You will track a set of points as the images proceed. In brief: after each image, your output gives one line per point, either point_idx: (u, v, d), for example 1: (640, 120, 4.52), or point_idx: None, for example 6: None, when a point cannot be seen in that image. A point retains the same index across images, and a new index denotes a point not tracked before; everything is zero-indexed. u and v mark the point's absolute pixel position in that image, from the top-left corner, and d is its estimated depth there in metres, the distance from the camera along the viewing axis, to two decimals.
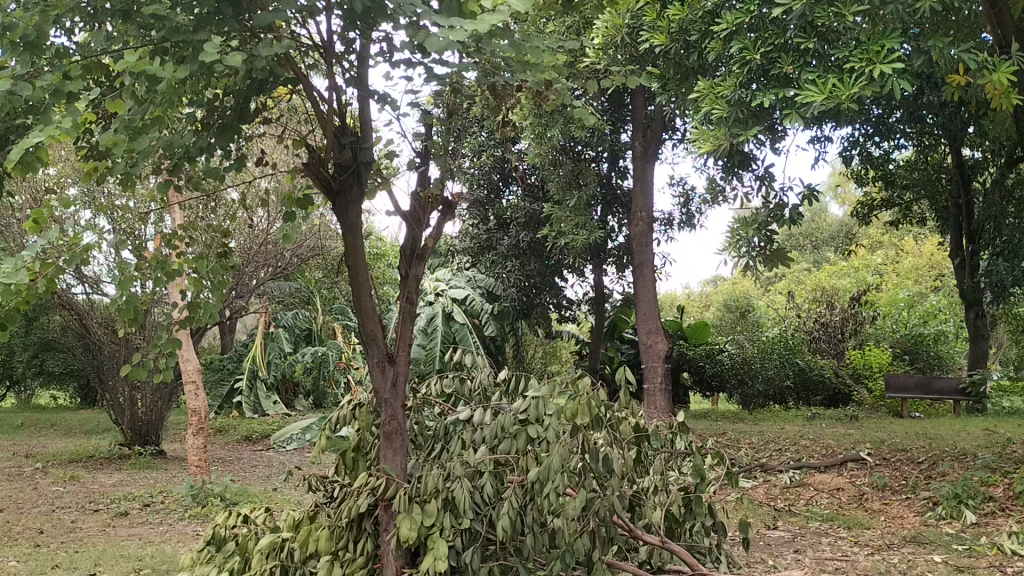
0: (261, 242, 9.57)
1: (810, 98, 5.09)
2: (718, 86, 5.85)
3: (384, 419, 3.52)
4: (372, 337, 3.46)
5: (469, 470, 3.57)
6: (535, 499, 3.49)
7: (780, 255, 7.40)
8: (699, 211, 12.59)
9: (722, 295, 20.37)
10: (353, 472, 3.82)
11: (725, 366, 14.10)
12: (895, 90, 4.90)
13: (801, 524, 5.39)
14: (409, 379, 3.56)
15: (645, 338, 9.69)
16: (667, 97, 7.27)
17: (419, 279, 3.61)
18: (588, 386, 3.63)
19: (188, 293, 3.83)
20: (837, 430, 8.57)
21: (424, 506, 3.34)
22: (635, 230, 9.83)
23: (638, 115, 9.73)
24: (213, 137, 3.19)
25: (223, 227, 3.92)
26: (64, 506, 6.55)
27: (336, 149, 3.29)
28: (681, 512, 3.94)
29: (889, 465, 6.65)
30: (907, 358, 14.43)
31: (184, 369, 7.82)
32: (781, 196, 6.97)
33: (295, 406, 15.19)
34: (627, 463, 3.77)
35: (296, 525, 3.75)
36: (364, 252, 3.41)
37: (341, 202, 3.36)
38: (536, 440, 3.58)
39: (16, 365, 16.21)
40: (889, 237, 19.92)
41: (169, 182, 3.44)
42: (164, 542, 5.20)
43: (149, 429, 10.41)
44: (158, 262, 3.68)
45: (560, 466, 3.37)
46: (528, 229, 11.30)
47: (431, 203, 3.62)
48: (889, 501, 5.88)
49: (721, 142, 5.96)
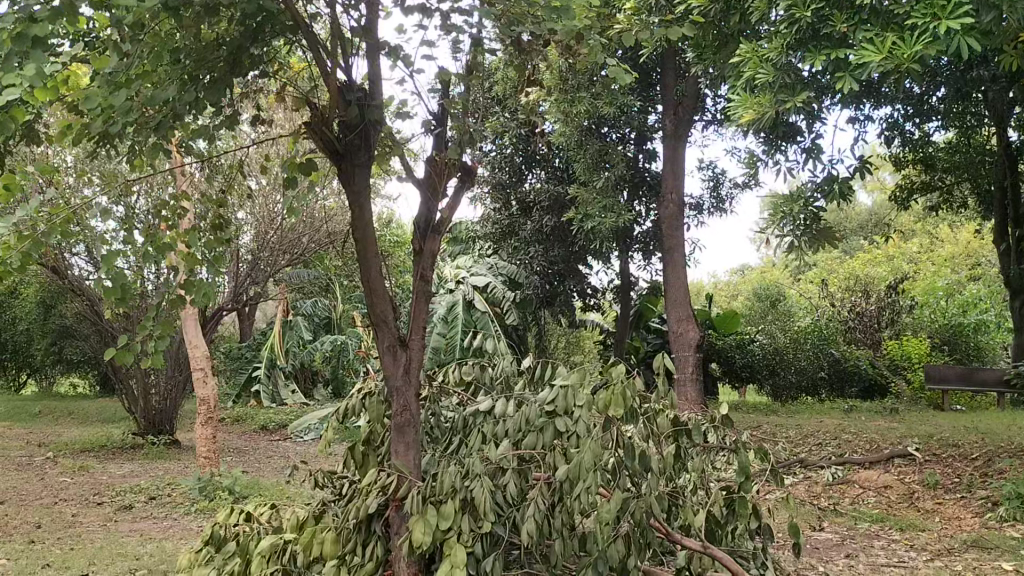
0: (277, 227, 9.25)
1: (867, 58, 4.60)
2: (763, 50, 5.44)
3: (395, 410, 3.16)
4: (381, 318, 3.10)
5: (490, 467, 3.20)
6: (564, 500, 3.11)
7: (826, 235, 6.92)
8: (730, 195, 12.16)
9: (751, 283, 19.93)
10: (362, 467, 3.46)
11: (757, 358, 13.76)
12: (963, 51, 4.38)
13: (850, 526, 5.01)
14: (423, 366, 3.20)
15: (676, 327, 9.27)
16: (703, 67, 6.86)
17: (434, 255, 3.24)
18: (623, 374, 3.25)
19: (182, 270, 3.48)
20: (881, 423, 8.13)
21: (440, 508, 2.98)
22: (665, 213, 9.38)
23: (669, 92, 9.29)
24: (201, 91, 2.78)
25: (220, 196, 3.55)
26: (68, 498, 6.28)
27: (341, 107, 2.89)
28: (722, 514, 3.61)
29: (940, 462, 6.21)
30: (946, 349, 13.87)
31: (192, 354, 7.53)
32: (829, 170, 6.51)
33: (314, 396, 14.96)
34: (664, 460, 3.38)
35: (300, 526, 3.37)
36: (374, 226, 3.03)
37: (347, 166, 2.97)
38: (565, 433, 3.19)
39: (34, 352, 16.05)
40: (923, 226, 19.39)
41: (159, 147, 3.03)
42: (166, 538, 4.91)
43: (163, 419, 10.12)
44: (147, 235, 3.31)
45: (592, 464, 3.00)
46: (551, 213, 10.89)
47: (448, 170, 3.23)
48: (942, 501, 5.47)
49: (765, 110, 5.50)
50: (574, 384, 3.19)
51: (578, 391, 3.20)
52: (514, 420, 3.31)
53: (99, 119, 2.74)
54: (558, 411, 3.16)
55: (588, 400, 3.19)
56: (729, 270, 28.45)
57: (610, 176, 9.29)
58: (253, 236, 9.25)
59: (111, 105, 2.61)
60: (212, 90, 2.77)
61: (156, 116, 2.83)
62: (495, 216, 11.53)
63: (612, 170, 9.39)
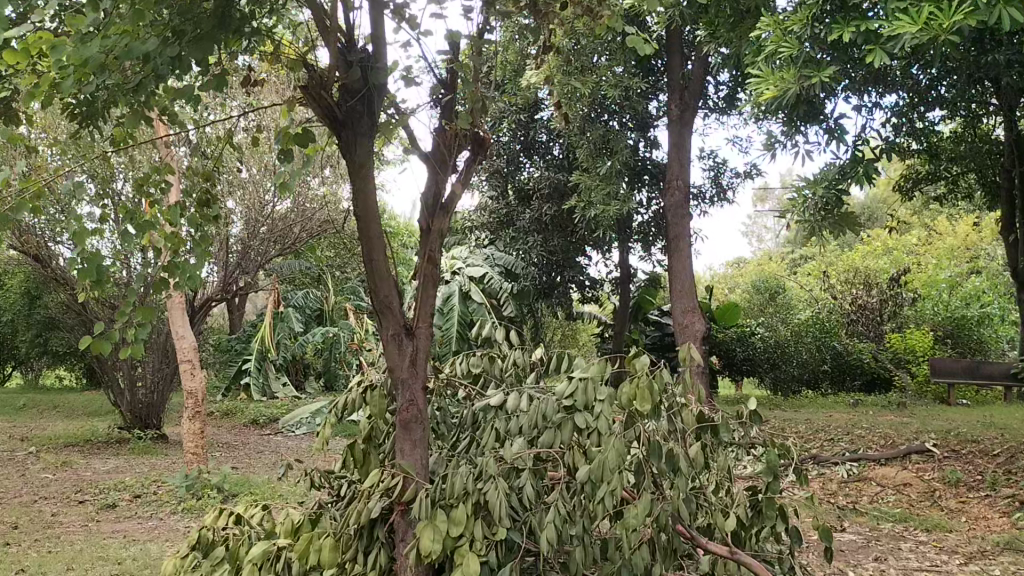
0: (268, 215, 8.93)
1: (901, 29, 4.29)
2: (786, 21, 5.16)
3: (401, 405, 2.90)
4: (386, 305, 2.83)
5: (504, 467, 2.93)
6: (585, 503, 2.84)
7: (847, 220, 6.61)
8: (731, 184, 11.92)
9: (749, 276, 19.70)
10: (363, 467, 3.16)
11: (757, 350, 13.79)
12: (1005, 21, 4.06)
13: (872, 526, 4.77)
14: (430, 356, 2.94)
15: (682, 319, 9.03)
16: (717, 45, 6.60)
17: (443, 234, 2.95)
18: (648, 366, 2.98)
19: (165, 249, 3.17)
20: (891, 418, 7.88)
21: (450, 513, 2.71)
22: (670, 201, 9.11)
23: (675, 76, 9.02)
24: (186, 48, 2.43)
25: (207, 169, 3.25)
26: (48, 496, 5.99)
27: (344, 68, 2.61)
28: (749, 516, 3.34)
29: (960, 458, 5.98)
30: (949, 343, 13.63)
31: (178, 345, 7.22)
32: (852, 150, 6.21)
33: (306, 389, 14.70)
34: (691, 458, 3.10)
35: (295, 531, 3.06)
36: (377, 201, 2.76)
37: (348, 135, 2.68)
38: (585, 430, 2.91)
39: (19, 344, 15.71)
40: (921, 219, 19.16)
41: (139, 113, 2.73)
42: (151, 540, 4.64)
43: (150, 413, 9.82)
44: (128, 210, 3.02)
45: (617, 465, 2.74)
46: (551, 201, 10.60)
47: (459, 141, 2.97)
48: (966, 499, 5.24)
49: (788, 86, 5.19)
50: (594, 377, 2.92)
51: (599, 384, 2.93)
52: (529, 416, 3.03)
53: (71, 79, 2.43)
54: (577, 405, 2.88)
55: (610, 394, 2.92)
56: (725, 262, 28.10)
57: (613, 163, 9.01)
58: (243, 226, 8.94)
59: (83, 60, 2.30)
60: (199, 47, 2.40)
61: (137, 75, 2.50)
62: (493, 206, 11.28)
63: (615, 157, 9.10)
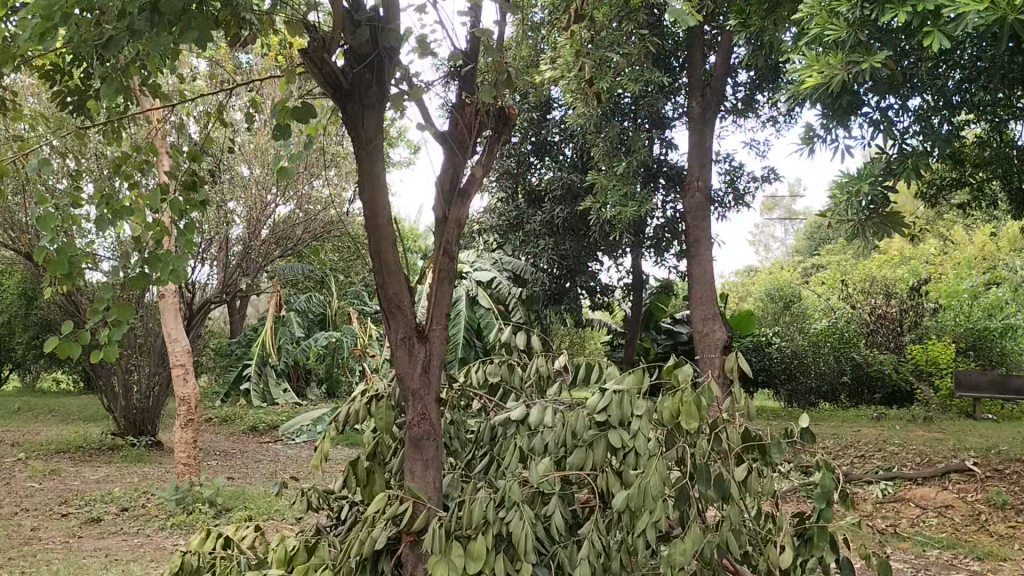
0: (270, 214, 8.58)
1: (966, 8, 3.96)
2: (833, 3, 4.80)
3: (411, 418, 2.55)
4: (396, 304, 2.47)
5: (528, 492, 2.57)
6: (622, 534, 2.48)
7: (894, 220, 6.17)
8: (749, 189, 11.57)
9: (762, 283, 19.39)
10: (367, 487, 2.74)
11: (772, 361, 13.93)
12: None
13: (918, 553, 4.40)
14: (443, 364, 2.59)
15: (701, 326, 8.66)
16: (746, 34, 6.29)
17: (461, 224, 2.59)
18: (691, 377, 2.59)
19: (146, 238, 2.81)
20: (922, 433, 7.53)
21: (467, 545, 2.33)
22: (691, 202, 8.77)
23: (696, 73, 8.69)
24: None
25: (197, 149, 2.91)
26: (29, 509, 5.62)
27: (348, 30, 2.24)
28: (799, 546, 2.94)
29: (1004, 479, 5.61)
30: (970, 355, 13.09)
31: (172, 349, 6.86)
32: (900, 143, 5.85)
33: (307, 396, 14.39)
34: (741, 482, 2.70)
35: (289, 560, 2.57)
36: (387, 185, 2.40)
37: (353, 107, 2.32)
38: (620, 450, 2.54)
39: (16, 346, 15.41)
40: (936, 228, 18.78)
41: (112, 77, 2.34)
42: (134, 560, 4.28)
43: (145, 419, 9.49)
44: (101, 194, 2.68)
45: (659, 491, 2.38)
46: (564, 203, 10.24)
47: (478, 120, 2.62)
48: (1017, 523, 4.86)
49: (835, 72, 4.84)
50: (631, 389, 2.54)
51: (636, 398, 2.54)
52: (556, 434, 2.66)
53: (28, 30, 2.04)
54: (611, 421, 2.50)
55: (649, 409, 2.54)
56: (734, 271, 27.86)
57: (631, 162, 8.63)
58: (245, 227, 8.60)
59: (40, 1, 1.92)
60: None
61: (110, 30, 2.10)
62: (503, 208, 10.99)
63: (632, 156, 8.72)
